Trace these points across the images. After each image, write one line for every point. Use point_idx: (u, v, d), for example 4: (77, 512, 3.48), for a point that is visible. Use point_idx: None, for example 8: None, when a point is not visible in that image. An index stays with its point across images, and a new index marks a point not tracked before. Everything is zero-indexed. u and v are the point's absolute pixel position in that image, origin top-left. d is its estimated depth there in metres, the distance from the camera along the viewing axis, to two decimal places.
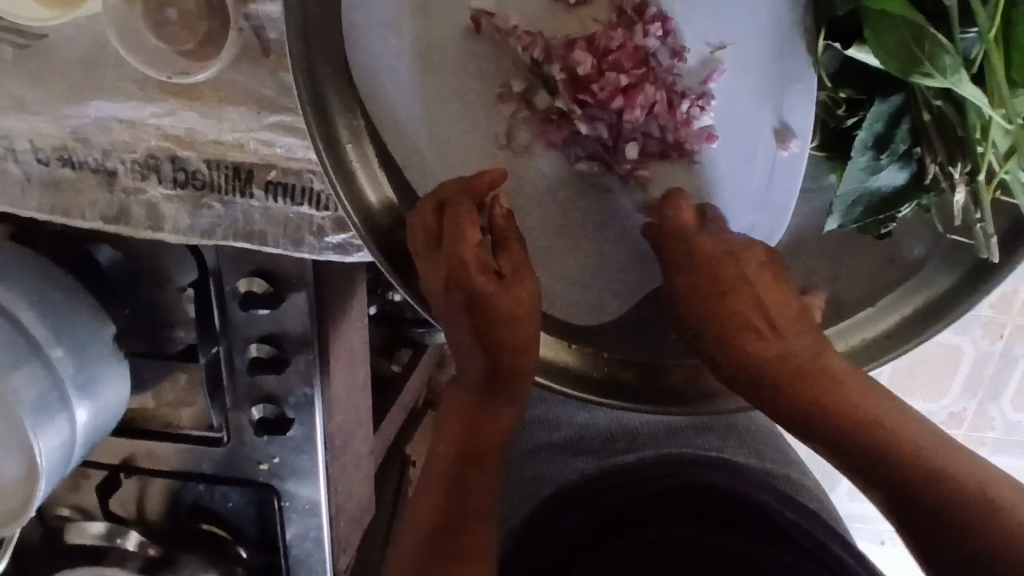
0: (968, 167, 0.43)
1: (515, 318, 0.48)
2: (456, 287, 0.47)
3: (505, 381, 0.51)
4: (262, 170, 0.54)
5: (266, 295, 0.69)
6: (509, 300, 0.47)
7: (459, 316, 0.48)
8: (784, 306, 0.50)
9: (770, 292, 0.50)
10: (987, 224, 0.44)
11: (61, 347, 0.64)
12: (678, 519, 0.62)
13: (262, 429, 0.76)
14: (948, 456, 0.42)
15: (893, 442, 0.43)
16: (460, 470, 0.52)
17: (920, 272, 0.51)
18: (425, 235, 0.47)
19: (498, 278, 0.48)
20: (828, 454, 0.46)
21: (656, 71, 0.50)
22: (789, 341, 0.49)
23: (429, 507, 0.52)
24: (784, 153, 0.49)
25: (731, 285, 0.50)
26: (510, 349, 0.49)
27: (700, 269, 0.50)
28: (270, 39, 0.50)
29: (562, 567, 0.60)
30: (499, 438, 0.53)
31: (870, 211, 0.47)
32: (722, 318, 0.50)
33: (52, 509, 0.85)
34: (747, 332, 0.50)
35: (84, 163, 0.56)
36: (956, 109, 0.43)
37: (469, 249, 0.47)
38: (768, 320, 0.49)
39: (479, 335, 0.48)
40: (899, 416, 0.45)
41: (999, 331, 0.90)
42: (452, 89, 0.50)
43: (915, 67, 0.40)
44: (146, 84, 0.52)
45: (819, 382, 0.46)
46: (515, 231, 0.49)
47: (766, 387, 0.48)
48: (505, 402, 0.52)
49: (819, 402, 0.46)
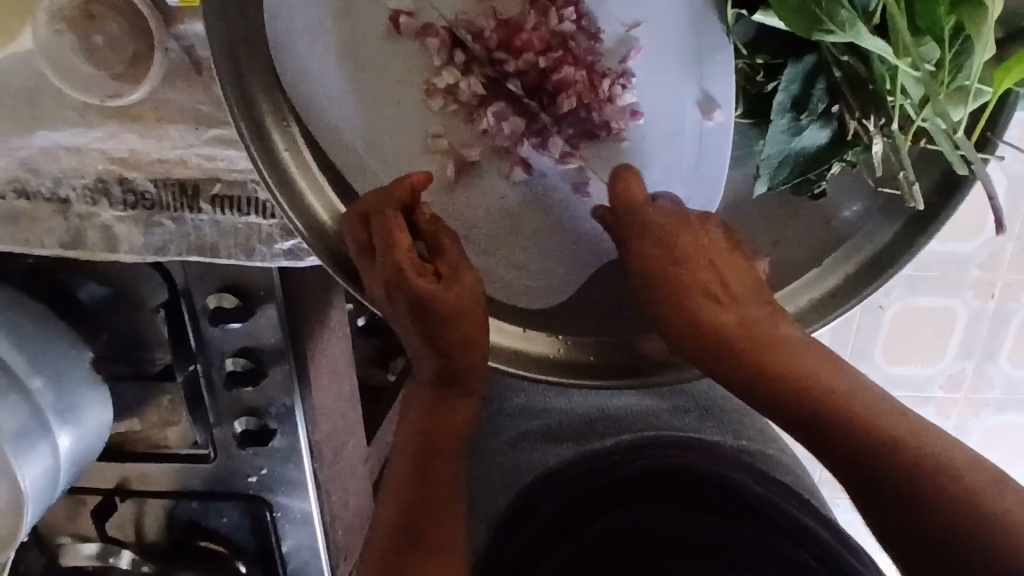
0: (883, 120, 0.44)
1: (461, 315, 0.50)
2: (398, 292, 0.50)
3: (460, 374, 0.54)
4: (207, 184, 0.57)
5: (235, 310, 0.71)
6: (449, 299, 0.49)
7: (407, 318, 0.51)
8: (735, 270, 0.52)
9: (719, 257, 0.51)
10: (909, 173, 0.45)
11: (39, 377, 0.66)
12: (645, 500, 0.64)
13: (246, 441, 0.77)
14: (916, 436, 0.43)
15: (844, 411, 0.45)
16: (422, 459, 0.55)
17: (858, 230, 0.52)
18: (357, 245, 0.50)
19: (437, 277, 0.51)
20: (791, 429, 0.48)
21: (576, 49, 0.51)
22: (744, 306, 0.51)
23: (395, 494, 0.55)
24: (710, 123, 0.50)
25: (686, 248, 0.51)
26: (458, 345, 0.52)
27: (658, 240, 0.51)
28: (201, 57, 0.53)
29: (538, 554, 0.62)
30: (460, 429, 0.56)
31: (799, 171, 0.48)
32: (671, 282, 0.52)
33: (53, 538, 0.87)
34: (705, 301, 0.52)
35: (38, 193, 0.59)
36: (863, 62, 0.44)
37: (404, 254, 0.49)
38: (724, 289, 0.51)
39: (425, 332, 0.52)
40: (864, 394, 0.46)
41: (989, 291, 0.90)
42: (380, 89, 0.51)
43: (817, 25, 0.41)
44: (85, 110, 0.56)
45: (773, 347, 0.49)
46: (444, 230, 0.51)
47: (723, 366, 0.50)
48: (462, 393, 0.56)
49: (766, 368, 0.48)
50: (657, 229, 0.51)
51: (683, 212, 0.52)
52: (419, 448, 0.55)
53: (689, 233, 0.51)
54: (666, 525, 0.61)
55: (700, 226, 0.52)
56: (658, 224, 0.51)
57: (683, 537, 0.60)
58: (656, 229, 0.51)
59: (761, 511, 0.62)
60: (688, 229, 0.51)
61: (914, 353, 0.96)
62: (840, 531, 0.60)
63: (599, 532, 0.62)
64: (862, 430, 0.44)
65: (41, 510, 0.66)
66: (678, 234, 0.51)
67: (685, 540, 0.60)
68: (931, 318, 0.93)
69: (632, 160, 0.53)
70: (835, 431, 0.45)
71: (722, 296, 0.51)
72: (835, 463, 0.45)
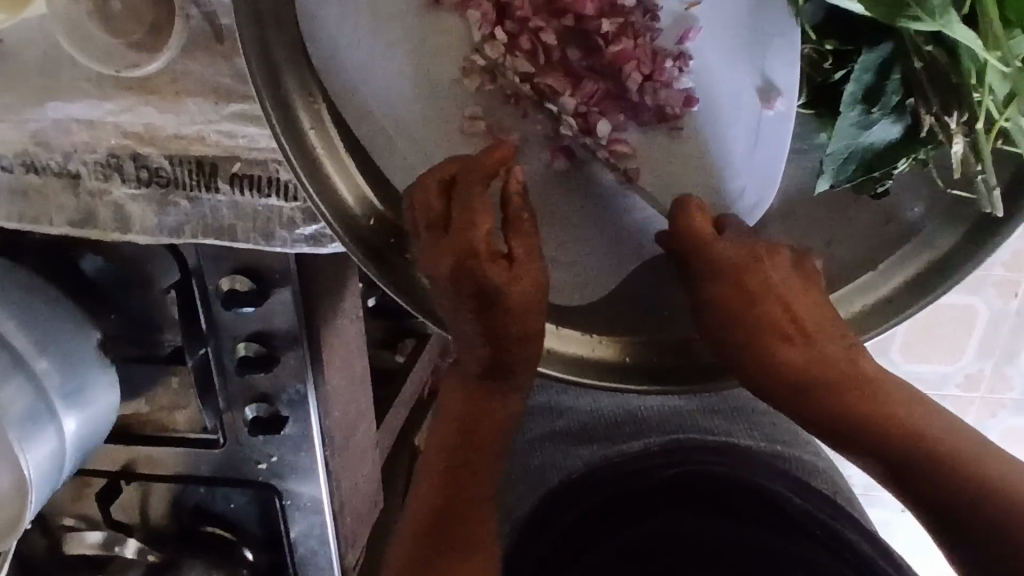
0: (966, 116, 0.41)
1: (526, 309, 0.47)
2: (465, 276, 0.46)
3: (509, 370, 0.50)
4: (226, 162, 0.53)
5: (249, 292, 0.67)
6: (521, 290, 0.46)
7: (469, 309, 0.47)
8: (810, 304, 0.49)
9: (791, 291, 0.49)
10: (988, 176, 0.41)
11: (45, 358, 0.63)
12: (687, 508, 0.62)
13: (256, 428, 0.74)
14: (962, 448, 0.42)
15: (884, 418, 0.45)
16: (455, 459, 0.53)
17: (918, 233, 0.49)
18: (427, 217, 0.46)
19: (509, 262, 0.47)
20: (832, 439, 0.48)
21: (636, 24, 0.47)
22: (819, 345, 0.48)
23: (426, 498, 0.52)
24: (769, 113, 0.46)
25: (756, 287, 0.50)
26: (520, 338, 0.48)
27: (728, 277, 0.50)
28: (223, 25, 0.50)
29: (564, 560, 0.60)
30: (501, 421, 0.53)
31: (864, 168, 0.44)
32: (739, 321, 0.50)
33: (56, 520, 0.84)
34: (774, 336, 0.50)
35: (47, 167, 0.55)
36: (947, 52, 0.40)
37: (481, 238, 0.46)
38: (795, 323, 0.49)
39: (484, 323, 0.47)
40: (916, 405, 0.45)
41: (1013, 290, 0.87)
42: (415, 66, 0.48)
43: (902, 10, 0.38)
44: (100, 81, 0.52)
45: (824, 364, 0.48)
46: (528, 209, 0.47)
47: (766, 381, 0.50)
48: (509, 389, 0.52)
49: (818, 385, 0.48)
50: (727, 266, 0.49)
51: (754, 244, 0.50)
52: (460, 439, 0.53)
53: (765, 270, 0.50)
54: (697, 529, 0.61)
55: (771, 261, 0.50)
56: (726, 255, 0.49)
57: (708, 540, 0.61)
58: (723, 261, 0.49)
59: (792, 517, 0.61)
60: (761, 270, 0.50)
61: (932, 351, 0.93)
62: (881, 543, 0.58)
63: (641, 533, 0.61)
64: (906, 440, 0.44)
65: (46, 497, 0.64)
66: (750, 272, 0.50)
67: (706, 541, 0.61)
68: (951, 316, 0.90)
69: (683, 147, 0.50)
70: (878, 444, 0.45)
71: (794, 331, 0.49)
72: (872, 464, 0.45)
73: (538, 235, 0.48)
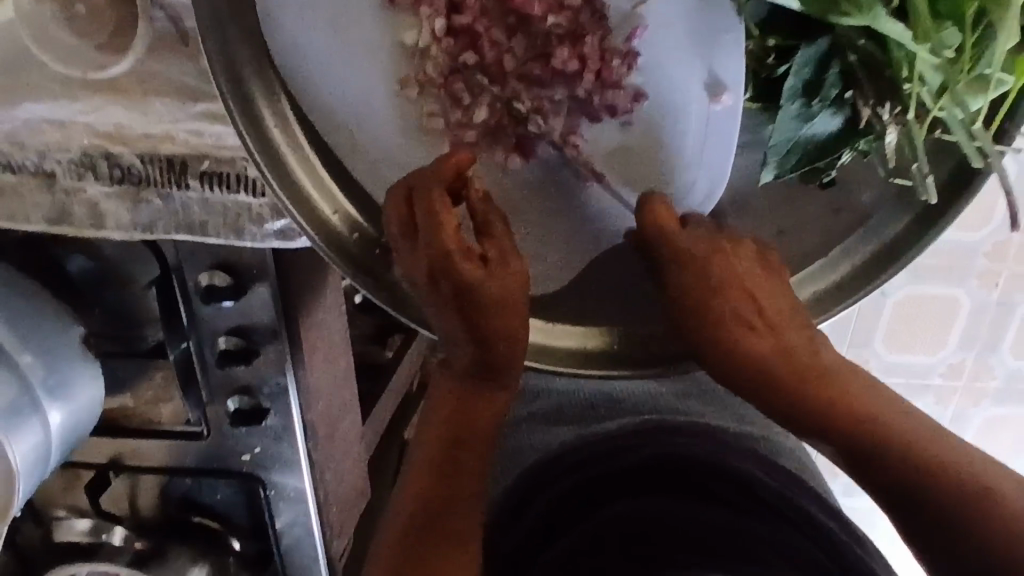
0: (898, 107, 0.43)
1: (502, 305, 0.49)
2: (444, 275, 0.48)
3: (493, 368, 0.53)
4: (195, 161, 0.56)
5: (228, 287, 0.70)
6: (499, 286, 0.48)
7: (449, 304, 0.49)
8: (777, 303, 0.51)
9: (758, 288, 0.51)
10: (922, 164, 0.43)
11: (29, 351, 0.65)
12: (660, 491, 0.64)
13: (239, 420, 0.77)
14: (945, 455, 0.44)
15: (863, 425, 0.46)
16: (448, 453, 0.54)
17: (871, 220, 0.50)
18: (400, 224, 0.48)
19: (483, 262, 0.49)
20: (824, 445, 0.48)
21: (584, 24, 0.49)
22: (785, 336, 0.51)
23: (413, 499, 0.54)
24: (717, 107, 0.48)
25: (723, 278, 0.51)
26: (500, 335, 0.50)
27: (696, 270, 0.50)
28: (187, 26, 0.53)
29: (549, 530, 0.63)
30: (488, 420, 0.55)
31: (808, 159, 0.46)
32: (711, 315, 0.51)
33: (49, 510, 0.86)
34: (743, 330, 0.51)
35: (24, 167, 0.58)
36: (880, 47, 0.42)
37: (450, 237, 0.48)
38: (761, 317, 0.51)
39: (466, 321, 0.50)
40: (885, 405, 0.47)
41: (995, 281, 0.88)
42: (372, 63, 0.49)
43: (834, 7, 0.39)
44: (70, 83, 0.55)
45: (790, 356, 0.50)
46: (496, 212, 0.50)
47: (741, 380, 0.51)
48: (496, 388, 0.54)
49: (812, 393, 0.48)
50: (696, 261, 0.50)
51: (717, 239, 0.51)
52: (450, 435, 0.54)
53: (732, 266, 0.51)
54: (679, 516, 0.62)
55: (734, 252, 0.51)
56: (696, 251, 0.50)
57: (684, 527, 0.61)
58: (690, 256, 0.50)
59: (769, 501, 0.62)
60: (724, 261, 0.51)
61: (916, 341, 0.94)
62: (836, 512, 0.60)
63: (618, 514, 0.63)
64: (878, 439, 0.45)
65: (33, 486, 0.66)
66: (716, 264, 0.51)
67: (687, 530, 0.61)
68: (933, 307, 0.91)
69: (634, 144, 0.51)
70: (870, 447, 0.46)
71: (761, 326, 0.51)
72: (855, 468, 0.47)
73: (512, 237, 0.50)
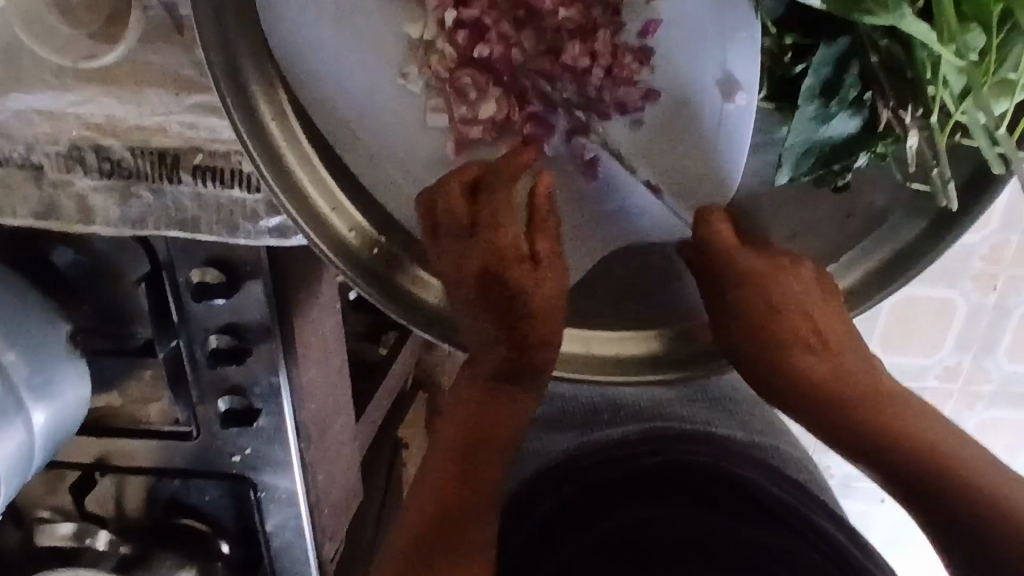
0: (921, 110, 0.41)
1: (547, 313, 0.48)
2: (496, 278, 0.48)
3: (519, 375, 0.52)
4: (188, 154, 0.54)
5: (220, 285, 0.67)
6: (546, 293, 0.48)
7: (491, 306, 0.49)
8: (833, 320, 0.51)
9: (819, 310, 0.51)
10: (943, 169, 0.41)
11: (12, 351, 0.63)
12: (661, 496, 0.62)
13: (229, 420, 0.74)
14: (960, 455, 0.45)
15: (882, 424, 0.48)
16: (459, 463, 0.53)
17: (882, 225, 0.48)
18: (453, 221, 0.47)
19: (533, 263, 0.48)
20: (838, 445, 0.50)
21: (597, 19, 0.47)
22: (843, 360, 0.51)
23: (423, 511, 0.53)
24: (732, 106, 0.46)
25: (784, 299, 0.51)
26: (538, 340, 0.49)
27: (753, 286, 0.51)
28: (182, 15, 0.51)
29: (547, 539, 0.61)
30: (510, 426, 0.54)
31: (823, 162, 0.44)
32: (760, 333, 0.52)
33: (32, 511, 0.84)
34: (800, 347, 0.52)
35: (10, 160, 0.56)
36: (904, 47, 0.41)
37: (508, 239, 0.48)
38: (821, 339, 0.52)
39: (506, 321, 0.49)
40: (911, 411, 0.48)
41: (991, 284, 0.87)
42: (375, 55, 0.48)
43: (857, 6, 0.38)
44: (61, 72, 0.53)
45: (842, 373, 0.51)
46: (553, 210, 0.49)
47: (788, 397, 0.52)
48: (519, 392, 0.53)
49: (843, 401, 0.49)
50: (754, 277, 0.51)
51: (775, 258, 0.51)
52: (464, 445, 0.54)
53: (789, 284, 0.51)
54: (683, 528, 0.59)
55: (795, 270, 0.51)
56: (752, 269, 0.51)
57: (684, 533, 0.59)
58: (747, 274, 0.51)
59: (772, 510, 0.61)
60: (780, 278, 0.51)
61: (911, 343, 0.94)
62: (845, 524, 0.59)
63: (619, 525, 0.60)
64: (898, 441, 0.46)
65: (16, 488, 0.64)
66: (775, 283, 0.51)
67: (687, 536, 0.59)
68: (929, 309, 0.91)
69: (644, 141, 0.49)
70: (889, 451, 0.47)
71: (818, 347, 0.52)
72: (871, 467, 0.48)
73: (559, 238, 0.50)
